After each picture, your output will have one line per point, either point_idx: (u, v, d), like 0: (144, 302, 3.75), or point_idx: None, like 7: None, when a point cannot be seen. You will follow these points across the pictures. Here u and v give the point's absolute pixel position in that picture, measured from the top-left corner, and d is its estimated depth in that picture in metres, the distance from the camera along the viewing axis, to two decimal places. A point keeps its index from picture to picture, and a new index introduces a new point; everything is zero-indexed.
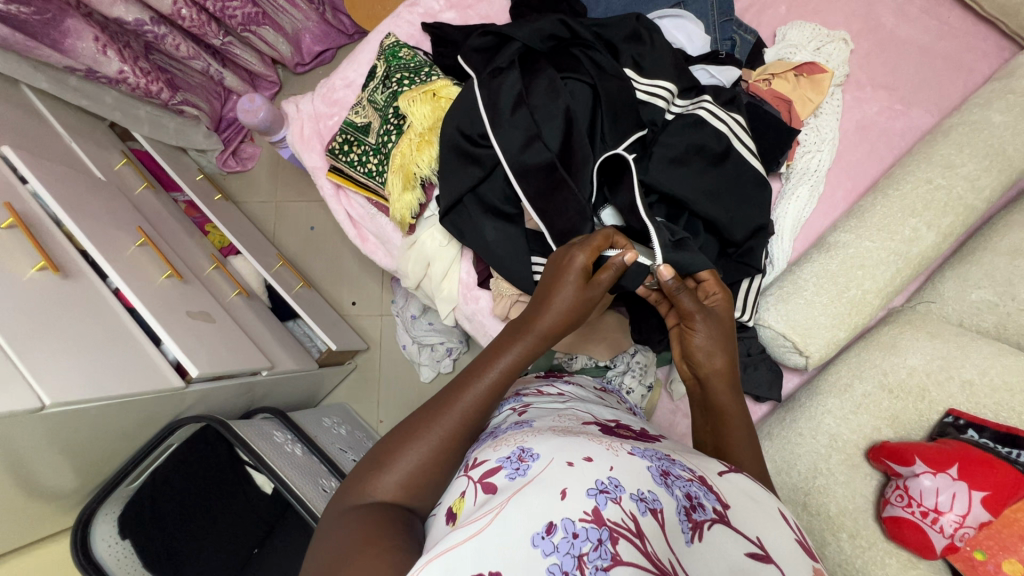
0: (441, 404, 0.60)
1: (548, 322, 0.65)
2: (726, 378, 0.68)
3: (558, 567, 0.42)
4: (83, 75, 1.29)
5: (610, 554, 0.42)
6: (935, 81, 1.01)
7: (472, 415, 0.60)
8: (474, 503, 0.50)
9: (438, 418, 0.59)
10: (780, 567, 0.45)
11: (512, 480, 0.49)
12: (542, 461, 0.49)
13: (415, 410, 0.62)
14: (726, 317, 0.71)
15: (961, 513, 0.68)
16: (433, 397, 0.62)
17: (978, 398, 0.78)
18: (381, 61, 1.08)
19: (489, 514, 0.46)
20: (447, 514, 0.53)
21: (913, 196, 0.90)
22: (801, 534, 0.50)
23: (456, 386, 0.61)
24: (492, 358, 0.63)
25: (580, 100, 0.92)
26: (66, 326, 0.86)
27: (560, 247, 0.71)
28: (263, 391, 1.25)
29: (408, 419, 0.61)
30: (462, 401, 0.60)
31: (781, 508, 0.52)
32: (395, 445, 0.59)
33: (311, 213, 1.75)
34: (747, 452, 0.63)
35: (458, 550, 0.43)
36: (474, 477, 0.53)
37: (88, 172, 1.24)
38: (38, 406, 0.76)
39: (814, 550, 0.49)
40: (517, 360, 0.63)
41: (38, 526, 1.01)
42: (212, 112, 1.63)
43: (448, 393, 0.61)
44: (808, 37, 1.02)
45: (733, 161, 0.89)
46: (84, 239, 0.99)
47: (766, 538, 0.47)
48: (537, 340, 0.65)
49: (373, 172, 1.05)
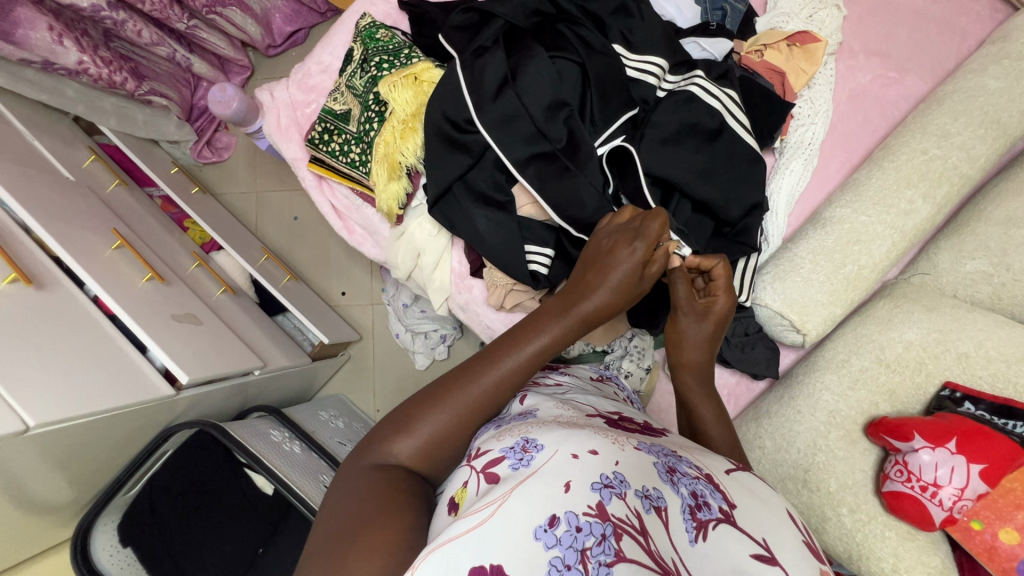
0: (477, 372, 0.58)
1: (589, 307, 0.63)
2: (700, 371, 0.70)
3: (561, 560, 0.40)
4: (40, 68, 1.22)
5: (613, 550, 0.40)
6: (929, 46, 0.99)
7: (500, 393, 0.58)
8: (476, 494, 0.48)
9: (468, 387, 0.57)
10: (784, 569, 0.44)
11: (515, 470, 0.47)
12: (547, 452, 0.47)
13: (446, 372, 0.60)
14: (722, 316, 0.70)
15: (959, 486, 0.70)
16: (468, 359, 0.60)
17: (974, 370, 0.79)
18: (358, 43, 1.03)
19: (491, 504, 0.44)
20: (449, 505, 0.50)
21: (909, 167, 0.89)
22: (809, 537, 0.49)
23: (492, 355, 0.59)
24: (533, 334, 0.60)
25: (569, 80, 0.89)
26: (46, 340, 0.83)
27: (619, 232, 0.68)
28: (256, 390, 1.23)
29: (438, 380, 0.59)
30: (490, 377, 0.58)
31: (789, 508, 0.51)
32: (422, 407, 0.57)
33: (294, 202, 1.70)
34: (722, 432, 0.65)
35: (459, 542, 0.42)
36: (477, 467, 0.51)
37: (56, 172, 1.18)
38: (22, 428, 0.73)
39: (822, 552, 0.48)
40: (550, 344, 0.60)
41: (36, 540, 1.00)
42: (182, 100, 1.55)
43: (485, 359, 0.59)
44: (800, 4, 0.99)
45: (727, 138, 0.87)
46: (56, 245, 0.95)
47: (771, 539, 0.46)
48: (576, 326, 0.62)
49: (356, 162, 1.01)
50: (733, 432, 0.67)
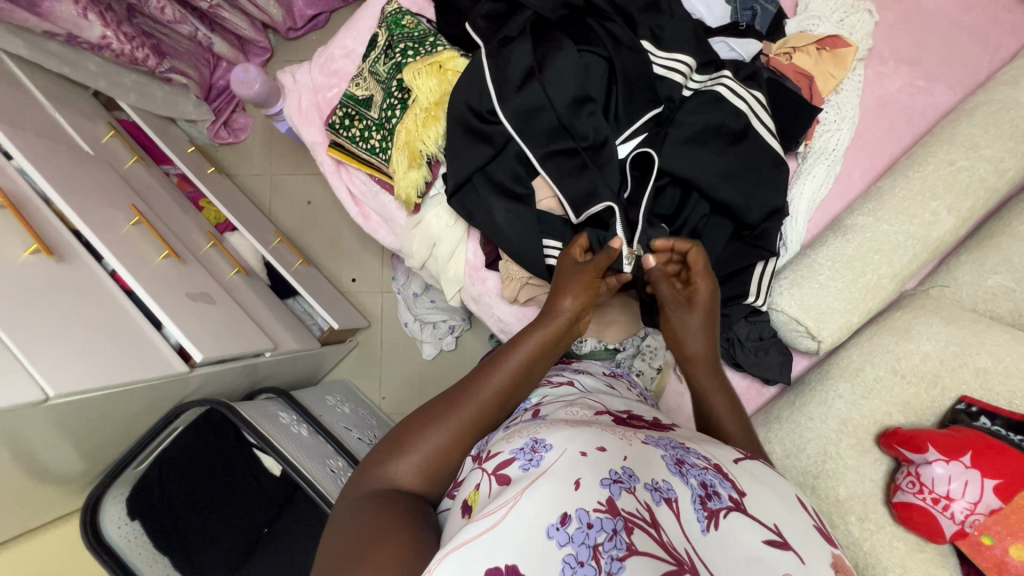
0: (465, 392, 0.59)
1: (567, 312, 0.66)
2: (706, 356, 0.70)
3: (574, 558, 0.39)
4: (64, 40, 1.21)
5: (625, 544, 0.40)
6: (960, 56, 0.97)
7: (495, 405, 0.59)
8: (488, 496, 0.47)
9: (460, 406, 0.58)
10: (798, 555, 0.43)
11: (526, 471, 0.47)
12: (555, 451, 0.47)
13: (431, 400, 0.60)
14: (705, 304, 0.72)
15: (972, 500, 0.70)
16: (451, 388, 0.60)
17: (990, 385, 0.79)
18: (383, 29, 1.03)
19: (503, 506, 0.43)
20: (463, 507, 0.50)
21: (934, 177, 0.88)
22: (819, 521, 0.49)
23: (476, 377, 0.60)
24: (512, 349, 0.62)
25: (595, 75, 0.88)
26: (63, 311, 0.83)
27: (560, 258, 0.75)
28: (266, 371, 1.23)
29: (425, 406, 0.59)
30: (481, 391, 0.59)
31: (798, 494, 0.51)
32: (414, 432, 0.57)
33: (308, 187, 1.71)
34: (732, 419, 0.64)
35: (473, 545, 0.41)
36: (488, 469, 0.50)
37: (76, 145, 1.18)
38: (42, 398, 0.74)
39: (832, 535, 0.48)
40: (531, 353, 0.62)
41: (46, 510, 1.01)
42: (201, 79, 1.55)
43: (470, 382, 0.60)
44: (832, 7, 0.97)
45: (752, 140, 0.86)
46: (76, 218, 0.96)
47: (782, 525, 0.45)
48: (555, 334, 0.65)
49: (376, 148, 1.01)
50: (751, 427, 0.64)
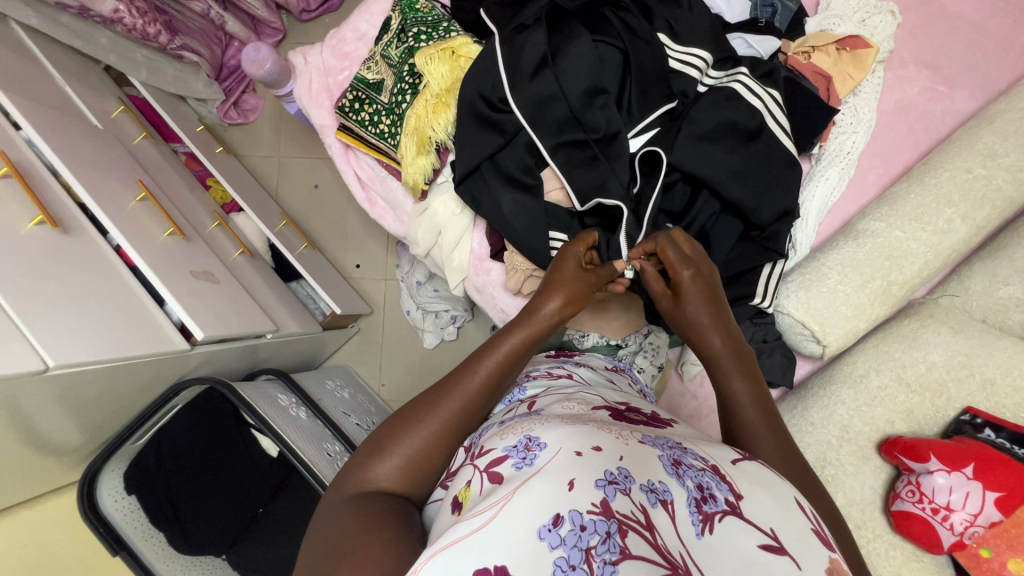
0: (439, 394, 0.57)
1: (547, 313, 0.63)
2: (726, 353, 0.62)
3: (566, 561, 0.39)
4: (76, 13, 1.21)
5: (618, 547, 0.39)
6: (983, 62, 0.96)
7: (471, 406, 0.58)
8: (480, 493, 0.47)
9: (434, 409, 0.56)
10: (795, 560, 0.42)
11: (519, 470, 0.46)
12: (550, 450, 0.46)
13: (407, 403, 0.59)
14: (704, 295, 0.64)
15: (972, 512, 0.69)
16: (425, 392, 0.59)
17: (998, 398, 0.78)
18: (396, 12, 1.01)
19: (494, 506, 0.43)
20: (452, 503, 0.50)
21: (950, 185, 0.87)
22: (817, 525, 0.47)
23: (450, 379, 0.59)
24: (486, 351, 0.60)
25: (610, 67, 0.87)
26: (67, 284, 0.83)
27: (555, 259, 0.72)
28: (267, 352, 1.23)
29: (400, 410, 0.58)
30: (458, 392, 0.57)
31: (796, 497, 0.49)
32: (392, 434, 0.56)
33: (315, 170, 1.70)
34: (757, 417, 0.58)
35: (462, 544, 0.40)
36: (480, 466, 0.50)
37: (85, 119, 1.18)
38: (42, 367, 0.74)
39: (830, 540, 0.47)
40: (511, 353, 0.60)
41: (44, 480, 1.02)
42: (212, 58, 1.55)
43: (444, 383, 0.58)
44: (854, 7, 0.95)
45: (766, 140, 0.85)
46: (82, 191, 0.95)
47: (778, 529, 0.44)
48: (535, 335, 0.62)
49: (385, 133, 0.99)
50: (781, 427, 0.58)
